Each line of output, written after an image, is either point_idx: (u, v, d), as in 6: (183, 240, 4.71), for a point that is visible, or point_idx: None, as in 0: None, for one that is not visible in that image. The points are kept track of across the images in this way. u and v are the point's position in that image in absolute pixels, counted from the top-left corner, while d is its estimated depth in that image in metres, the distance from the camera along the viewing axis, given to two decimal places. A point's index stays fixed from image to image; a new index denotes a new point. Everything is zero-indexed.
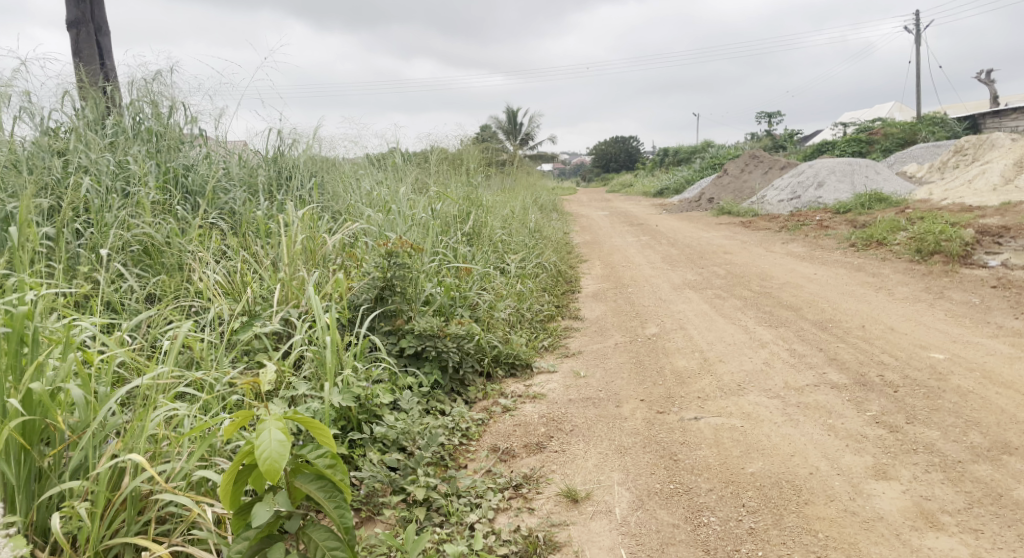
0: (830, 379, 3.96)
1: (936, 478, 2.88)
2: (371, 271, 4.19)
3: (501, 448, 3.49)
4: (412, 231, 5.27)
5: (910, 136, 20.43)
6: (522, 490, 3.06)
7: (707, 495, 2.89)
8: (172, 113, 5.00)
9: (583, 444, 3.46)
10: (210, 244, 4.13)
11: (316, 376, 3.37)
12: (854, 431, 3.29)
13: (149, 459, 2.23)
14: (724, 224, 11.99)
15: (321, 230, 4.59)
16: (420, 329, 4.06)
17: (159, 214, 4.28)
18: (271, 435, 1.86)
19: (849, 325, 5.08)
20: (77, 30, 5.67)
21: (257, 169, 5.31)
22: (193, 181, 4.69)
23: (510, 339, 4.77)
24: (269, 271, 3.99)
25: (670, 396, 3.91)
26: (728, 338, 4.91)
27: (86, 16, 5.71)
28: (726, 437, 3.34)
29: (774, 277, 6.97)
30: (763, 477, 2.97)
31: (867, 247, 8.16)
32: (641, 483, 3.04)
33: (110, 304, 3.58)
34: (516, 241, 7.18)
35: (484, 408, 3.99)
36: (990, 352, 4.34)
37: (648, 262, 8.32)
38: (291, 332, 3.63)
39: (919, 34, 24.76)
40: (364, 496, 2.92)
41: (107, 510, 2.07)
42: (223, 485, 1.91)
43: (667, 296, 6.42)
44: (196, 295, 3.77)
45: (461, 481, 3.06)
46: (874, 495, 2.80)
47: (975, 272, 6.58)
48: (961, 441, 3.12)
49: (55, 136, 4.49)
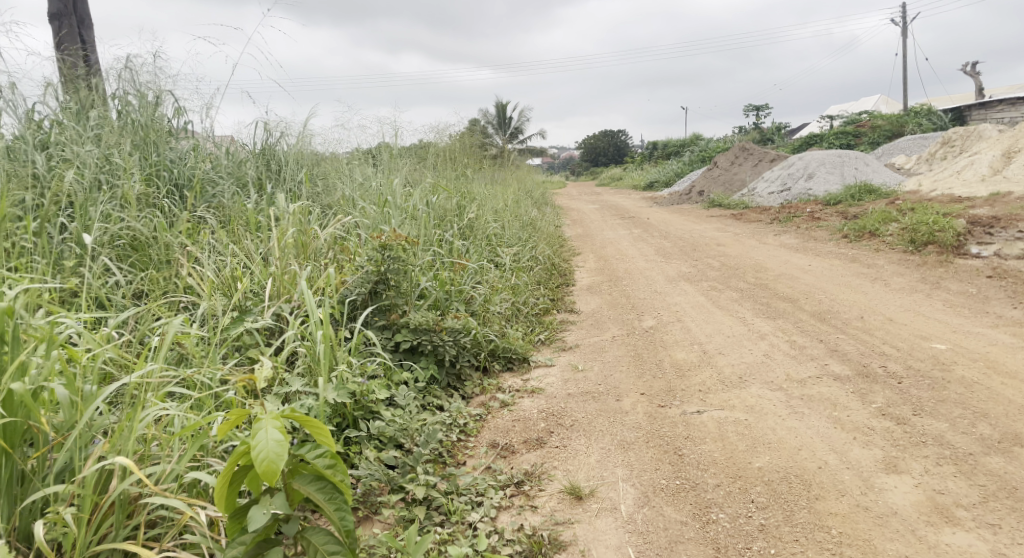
0: (833, 371, 3.90)
1: (948, 471, 2.82)
2: (365, 264, 4.09)
3: (500, 444, 3.41)
4: (405, 225, 5.18)
5: (898, 128, 20.45)
6: (524, 488, 2.98)
7: (714, 490, 2.83)
8: (159, 104, 4.88)
9: (584, 439, 3.39)
10: (199, 238, 4.04)
11: (310, 372, 3.29)
12: (860, 424, 3.23)
13: (137, 461, 2.12)
14: (716, 216, 11.98)
15: (312, 223, 4.49)
16: (416, 323, 3.98)
17: (146, 208, 4.17)
18: (268, 434, 1.77)
19: (847, 316, 5.02)
20: (59, 23, 5.54)
21: (245, 162, 5.20)
22: (180, 174, 4.59)
23: (506, 333, 4.70)
24: (260, 265, 3.89)
25: (671, 390, 3.85)
26: (726, 330, 4.84)
27: (68, 9, 5.59)
28: (730, 430, 3.28)
29: (770, 268, 6.92)
30: (770, 472, 2.91)
31: (860, 238, 8.13)
32: (646, 479, 2.97)
33: (97, 300, 3.48)
34: (509, 233, 7.09)
35: (482, 403, 3.91)
36: (992, 343, 4.29)
37: (641, 254, 8.26)
38: (283, 328, 3.54)
39: (905, 26, 24.99)
40: (362, 495, 2.85)
41: (94, 515, 1.96)
42: (218, 488, 1.82)
43: (663, 288, 6.35)
44: (185, 291, 3.68)
45: (461, 479, 2.98)
46: (886, 489, 2.74)
47: (970, 262, 6.56)
48: (970, 433, 3.07)
49: (39, 128, 4.38)
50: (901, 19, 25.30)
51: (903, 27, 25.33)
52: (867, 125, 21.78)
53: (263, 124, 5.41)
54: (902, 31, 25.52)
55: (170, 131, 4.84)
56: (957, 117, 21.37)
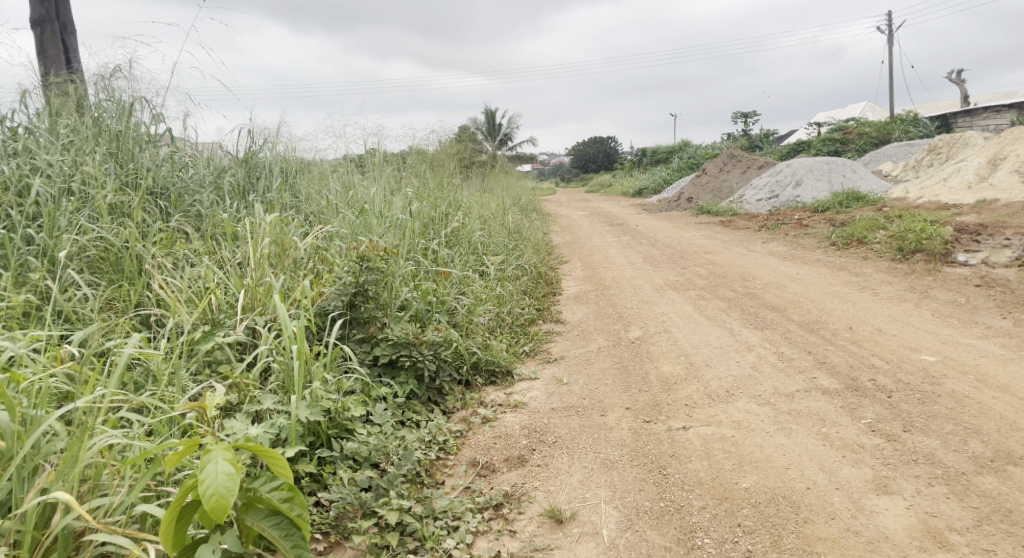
0: (821, 384, 3.81)
1: (940, 492, 2.74)
2: (343, 275, 3.96)
3: (480, 463, 3.30)
4: (387, 234, 5.05)
5: (885, 135, 20.51)
6: (503, 510, 2.88)
7: (700, 513, 2.73)
8: (136, 110, 4.75)
9: (567, 457, 3.28)
10: (173, 249, 3.91)
11: (284, 389, 3.16)
12: (850, 441, 3.14)
13: (85, 491, 2.01)
14: (705, 223, 11.90)
15: (291, 233, 4.36)
16: (394, 337, 3.86)
17: (120, 218, 4.05)
18: (217, 467, 1.74)
19: (835, 327, 4.94)
20: (41, 29, 5.40)
21: (225, 170, 5.07)
22: (156, 183, 4.46)
23: (489, 345, 4.59)
24: (235, 276, 3.76)
25: (658, 404, 3.74)
26: (714, 341, 4.75)
27: (51, 14, 5.44)
28: (717, 448, 3.18)
29: (758, 277, 6.85)
30: (758, 493, 2.81)
31: (848, 246, 8.07)
32: (630, 501, 2.86)
33: (64, 314, 3.35)
34: (495, 242, 6.99)
35: (463, 419, 3.79)
36: (982, 355, 4.22)
37: (630, 263, 8.16)
38: (256, 342, 3.42)
39: (891, 33, 25.15)
40: (334, 519, 2.72)
41: (35, 552, 1.85)
42: (165, 523, 1.77)
43: (650, 297, 6.26)
44: (157, 305, 3.57)
45: (437, 502, 2.86)
46: (878, 512, 2.65)
47: (958, 270, 6.50)
48: (963, 451, 2.98)
49: (11, 136, 4.24)
50: (888, 26, 25.42)
51: (891, 35, 25.41)
52: (854, 132, 21.83)
53: (246, 131, 5.29)
54: (889, 38, 25.62)
55: (149, 138, 4.70)
56: (942, 124, 21.47)
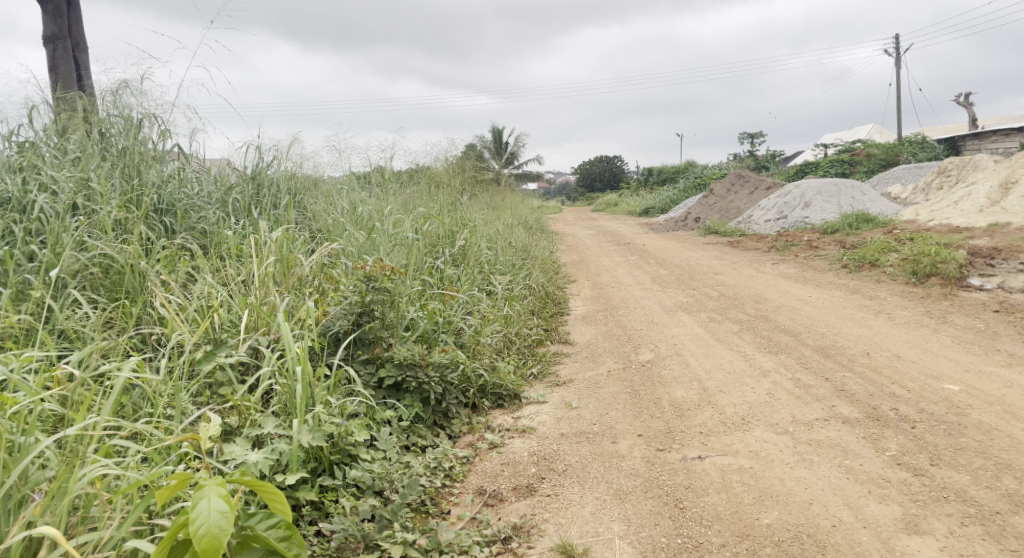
0: (842, 413, 3.67)
1: (975, 532, 2.60)
2: (348, 295, 3.85)
3: (488, 491, 3.17)
4: (393, 253, 4.95)
5: (893, 158, 20.39)
6: (512, 544, 2.75)
7: (720, 551, 2.60)
8: (145, 126, 4.67)
9: (577, 487, 3.14)
10: (177, 267, 3.80)
11: (285, 412, 3.04)
12: (876, 475, 3.00)
13: (74, 525, 1.94)
14: (714, 244, 11.76)
15: (296, 251, 4.24)
16: (400, 357, 3.73)
17: (123, 234, 3.94)
18: (210, 504, 1.67)
19: (852, 353, 4.80)
20: (53, 45, 5.34)
21: (232, 187, 4.98)
22: (162, 199, 4.36)
23: (497, 367, 4.46)
24: (239, 294, 3.64)
25: (671, 432, 3.61)
26: (727, 366, 4.63)
27: (64, 31, 5.40)
28: (736, 480, 3.05)
29: (769, 300, 6.71)
30: (780, 530, 2.68)
31: (860, 268, 7.94)
32: (645, 536, 2.73)
33: (63, 333, 3.25)
34: (502, 261, 6.87)
35: (469, 444, 3.67)
36: (1007, 384, 4.07)
37: (638, 283, 8.03)
38: (259, 363, 3.29)
39: (898, 56, 25.13)
40: (335, 550, 2.61)
41: None
42: None
43: (660, 319, 6.13)
44: (159, 323, 3.47)
45: (444, 534, 2.74)
46: (909, 554, 2.52)
47: (975, 295, 6.36)
48: (996, 488, 2.85)
49: (18, 151, 4.18)
50: (894, 48, 25.40)
51: (897, 57, 25.37)
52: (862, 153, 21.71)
53: (253, 147, 5.22)
54: (896, 60, 25.58)
55: (157, 154, 4.62)
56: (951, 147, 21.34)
